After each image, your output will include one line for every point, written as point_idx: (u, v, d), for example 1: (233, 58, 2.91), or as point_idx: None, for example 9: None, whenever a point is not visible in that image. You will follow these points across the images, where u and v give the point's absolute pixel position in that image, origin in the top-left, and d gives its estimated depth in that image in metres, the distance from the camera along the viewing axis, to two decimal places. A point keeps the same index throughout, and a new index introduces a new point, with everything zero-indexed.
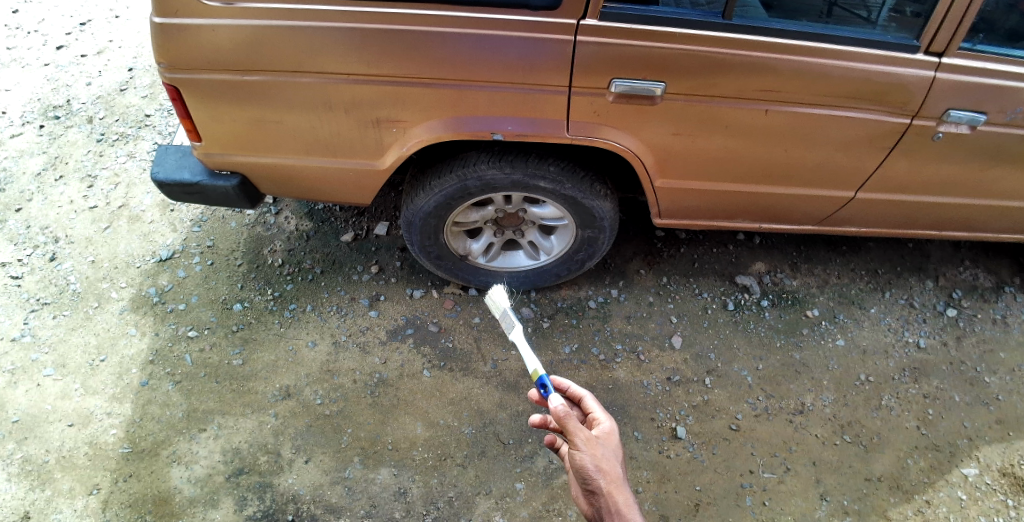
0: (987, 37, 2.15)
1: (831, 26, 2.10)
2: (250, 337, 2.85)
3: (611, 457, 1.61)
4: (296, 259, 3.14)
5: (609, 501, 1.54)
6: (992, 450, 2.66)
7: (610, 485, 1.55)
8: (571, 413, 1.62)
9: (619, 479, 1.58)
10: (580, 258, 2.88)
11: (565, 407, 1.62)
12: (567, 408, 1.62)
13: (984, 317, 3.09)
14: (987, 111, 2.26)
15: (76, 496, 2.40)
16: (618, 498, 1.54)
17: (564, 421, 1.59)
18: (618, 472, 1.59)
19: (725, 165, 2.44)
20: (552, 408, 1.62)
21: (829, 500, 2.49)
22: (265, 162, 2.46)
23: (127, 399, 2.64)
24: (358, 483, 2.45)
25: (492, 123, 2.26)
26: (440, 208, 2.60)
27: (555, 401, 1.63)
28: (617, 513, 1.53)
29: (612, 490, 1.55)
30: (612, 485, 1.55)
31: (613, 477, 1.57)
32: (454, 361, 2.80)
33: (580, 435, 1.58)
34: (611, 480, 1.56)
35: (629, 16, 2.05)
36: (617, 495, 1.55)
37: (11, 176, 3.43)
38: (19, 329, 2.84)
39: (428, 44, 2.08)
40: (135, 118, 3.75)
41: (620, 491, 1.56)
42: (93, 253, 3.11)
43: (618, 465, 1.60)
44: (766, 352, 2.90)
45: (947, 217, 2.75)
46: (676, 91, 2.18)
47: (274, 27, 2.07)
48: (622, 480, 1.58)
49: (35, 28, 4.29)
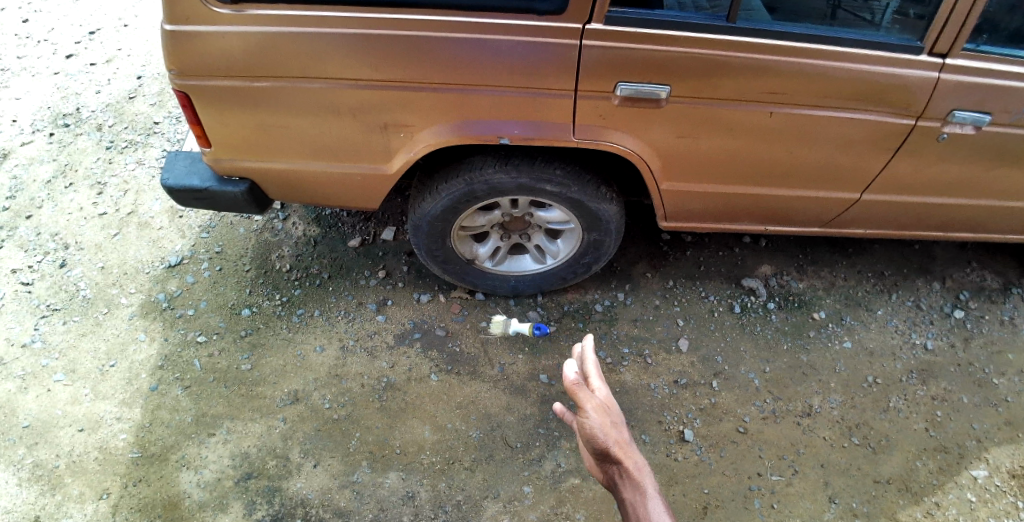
0: (990, 38, 2.15)
1: (835, 28, 2.11)
2: (259, 342, 2.86)
3: (620, 422, 1.59)
4: (303, 264, 3.16)
5: (621, 468, 1.51)
6: (1002, 452, 2.65)
7: (619, 449, 1.52)
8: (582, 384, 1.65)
9: (627, 443, 1.55)
10: (586, 262, 2.88)
11: (577, 377, 1.65)
12: (579, 378, 1.64)
13: (992, 319, 3.08)
14: (990, 111, 2.27)
15: (86, 500, 2.41)
16: (630, 464, 1.51)
17: (574, 390, 1.61)
18: (626, 437, 1.56)
19: (730, 167, 2.45)
20: (565, 378, 1.65)
21: (838, 503, 2.49)
22: (274, 167, 2.48)
23: (136, 403, 2.66)
24: (367, 486, 2.46)
25: (498, 127, 2.29)
26: (446, 213, 2.62)
27: (569, 368, 1.66)
28: (631, 479, 1.49)
29: (623, 455, 1.52)
30: (620, 450, 1.52)
31: (621, 442, 1.54)
32: (462, 365, 2.81)
33: (589, 403, 1.58)
34: (620, 445, 1.53)
35: (632, 20, 2.06)
36: (627, 460, 1.51)
37: (21, 184, 3.46)
38: (30, 335, 2.86)
39: (433, 49, 2.10)
40: (144, 125, 3.78)
41: (631, 456, 1.52)
42: (102, 259, 3.14)
43: (626, 430, 1.58)
44: (773, 355, 2.90)
45: (953, 217, 2.74)
46: (680, 94, 2.20)
47: (280, 33, 2.09)
48: (630, 443, 1.55)
49: (45, 38, 4.34)
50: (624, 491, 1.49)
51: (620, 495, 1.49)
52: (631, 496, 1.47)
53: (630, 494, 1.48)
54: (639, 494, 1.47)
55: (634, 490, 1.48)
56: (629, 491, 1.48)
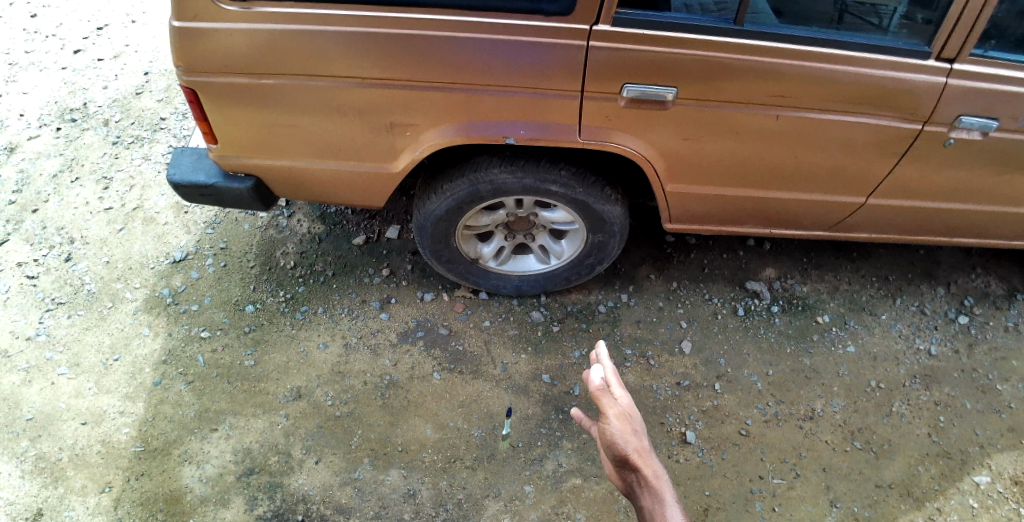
0: (999, 44, 2.15)
1: (842, 32, 2.11)
2: (262, 339, 2.87)
3: (640, 429, 1.58)
4: (307, 261, 3.16)
5: (639, 475, 1.50)
6: (1005, 458, 2.64)
7: (638, 456, 1.52)
8: (607, 391, 1.67)
9: (647, 451, 1.54)
10: (589, 263, 2.88)
11: (602, 383, 1.68)
12: (603, 385, 1.67)
13: (996, 325, 3.08)
14: (997, 117, 2.26)
15: (89, 493, 2.42)
16: (647, 471, 1.50)
17: (597, 396, 1.65)
18: (646, 445, 1.55)
19: (735, 171, 2.45)
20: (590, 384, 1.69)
21: (839, 507, 2.49)
22: (280, 165, 2.49)
23: (140, 398, 2.67)
24: (368, 483, 2.46)
25: (504, 128, 2.29)
26: (451, 212, 2.62)
27: (594, 375, 1.70)
28: (647, 486, 1.48)
29: (641, 462, 1.51)
30: (638, 457, 1.51)
31: (640, 449, 1.53)
32: (464, 364, 2.81)
33: (611, 409, 1.61)
34: (639, 452, 1.53)
35: (640, 22, 2.06)
36: (645, 467, 1.50)
37: (27, 178, 3.47)
38: (34, 328, 2.87)
39: (439, 49, 2.10)
40: (150, 121, 3.79)
41: (649, 464, 1.51)
42: (107, 254, 3.15)
43: (646, 437, 1.57)
44: (776, 358, 2.89)
45: (959, 223, 2.74)
46: (687, 96, 2.20)
47: (288, 31, 2.09)
48: (649, 451, 1.54)
49: (53, 33, 4.35)
50: (643, 499, 1.48)
51: (639, 503, 1.48)
52: (649, 504, 1.46)
53: (648, 502, 1.46)
54: (657, 502, 1.45)
55: (652, 498, 1.46)
56: (648, 499, 1.46)
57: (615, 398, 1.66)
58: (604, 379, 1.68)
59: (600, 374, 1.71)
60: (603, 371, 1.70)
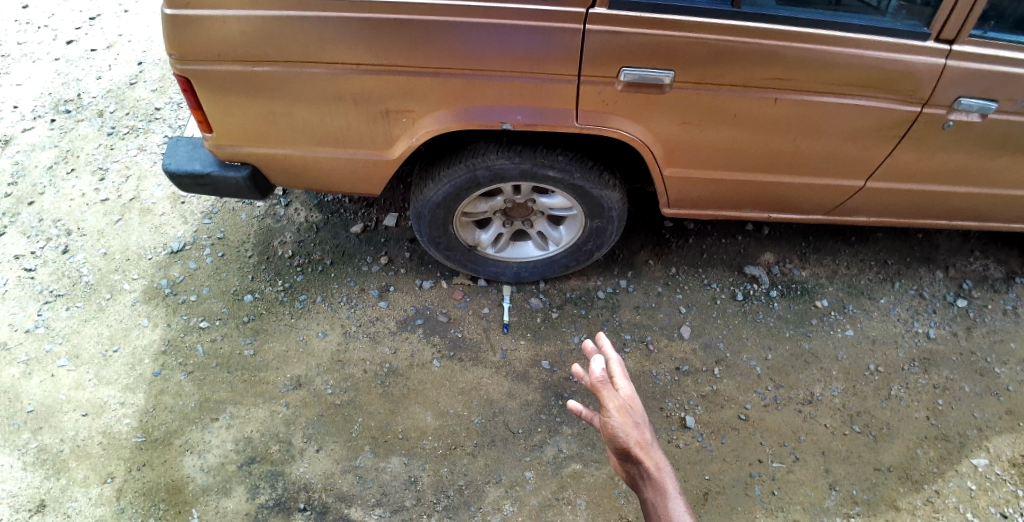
0: (998, 25, 2.13)
1: (841, 13, 2.09)
2: (261, 328, 2.87)
3: (642, 422, 1.56)
4: (305, 250, 3.16)
5: (641, 467, 1.50)
6: (1002, 440, 2.65)
7: (640, 449, 1.51)
8: (608, 382, 1.62)
9: (648, 444, 1.53)
10: (588, 249, 2.88)
11: (602, 374, 1.63)
12: (604, 377, 1.62)
13: (995, 308, 3.08)
14: (996, 99, 2.25)
15: (90, 484, 2.43)
16: (649, 464, 1.50)
17: (598, 388, 1.60)
18: (647, 437, 1.54)
19: (734, 155, 2.44)
20: (590, 375, 1.64)
21: (838, 490, 2.49)
22: (276, 153, 2.47)
23: (139, 389, 2.67)
24: (369, 471, 2.47)
25: (502, 113, 2.27)
26: (448, 199, 2.61)
27: (595, 365, 1.64)
28: (651, 479, 1.49)
29: (643, 455, 1.51)
30: (641, 451, 1.51)
31: (642, 442, 1.52)
32: (464, 351, 2.82)
33: (611, 402, 1.57)
34: (640, 445, 1.52)
35: (637, 5, 2.04)
36: (648, 460, 1.50)
37: (23, 170, 3.45)
38: (33, 320, 2.87)
39: (435, 33, 2.08)
40: (145, 111, 3.77)
41: (650, 457, 1.51)
42: (105, 246, 3.13)
43: (648, 430, 1.55)
44: (775, 342, 2.90)
45: (957, 206, 2.73)
46: (687, 80, 2.18)
47: (282, 18, 2.08)
48: (651, 443, 1.53)
49: (46, 23, 4.32)
50: (646, 492, 1.49)
51: (642, 495, 1.50)
52: (652, 497, 1.48)
53: (651, 495, 1.48)
54: (660, 496, 1.47)
55: (654, 491, 1.48)
56: (651, 492, 1.48)
57: (616, 389, 1.61)
58: (604, 371, 1.63)
59: (601, 364, 1.65)
60: (604, 362, 1.65)
